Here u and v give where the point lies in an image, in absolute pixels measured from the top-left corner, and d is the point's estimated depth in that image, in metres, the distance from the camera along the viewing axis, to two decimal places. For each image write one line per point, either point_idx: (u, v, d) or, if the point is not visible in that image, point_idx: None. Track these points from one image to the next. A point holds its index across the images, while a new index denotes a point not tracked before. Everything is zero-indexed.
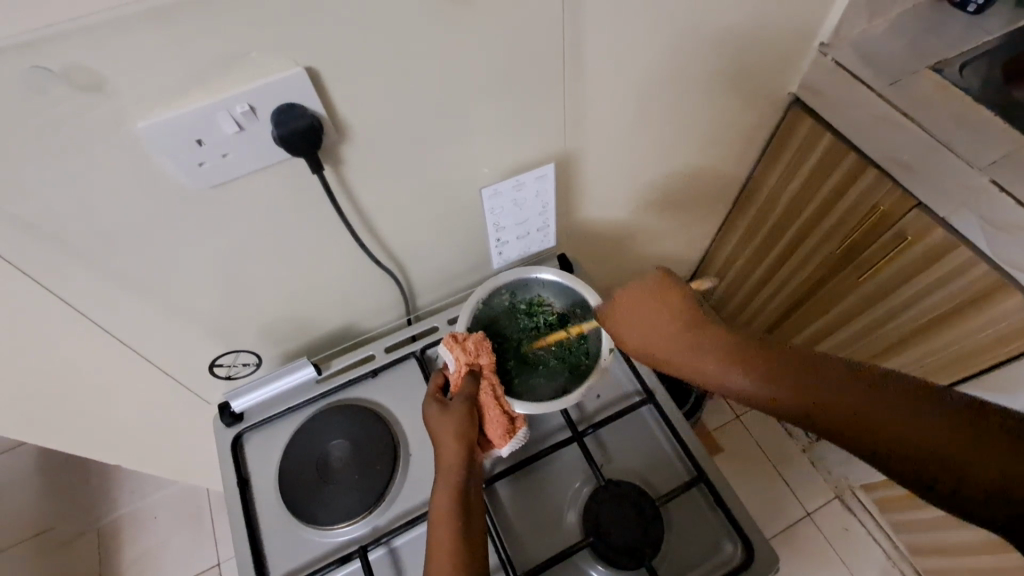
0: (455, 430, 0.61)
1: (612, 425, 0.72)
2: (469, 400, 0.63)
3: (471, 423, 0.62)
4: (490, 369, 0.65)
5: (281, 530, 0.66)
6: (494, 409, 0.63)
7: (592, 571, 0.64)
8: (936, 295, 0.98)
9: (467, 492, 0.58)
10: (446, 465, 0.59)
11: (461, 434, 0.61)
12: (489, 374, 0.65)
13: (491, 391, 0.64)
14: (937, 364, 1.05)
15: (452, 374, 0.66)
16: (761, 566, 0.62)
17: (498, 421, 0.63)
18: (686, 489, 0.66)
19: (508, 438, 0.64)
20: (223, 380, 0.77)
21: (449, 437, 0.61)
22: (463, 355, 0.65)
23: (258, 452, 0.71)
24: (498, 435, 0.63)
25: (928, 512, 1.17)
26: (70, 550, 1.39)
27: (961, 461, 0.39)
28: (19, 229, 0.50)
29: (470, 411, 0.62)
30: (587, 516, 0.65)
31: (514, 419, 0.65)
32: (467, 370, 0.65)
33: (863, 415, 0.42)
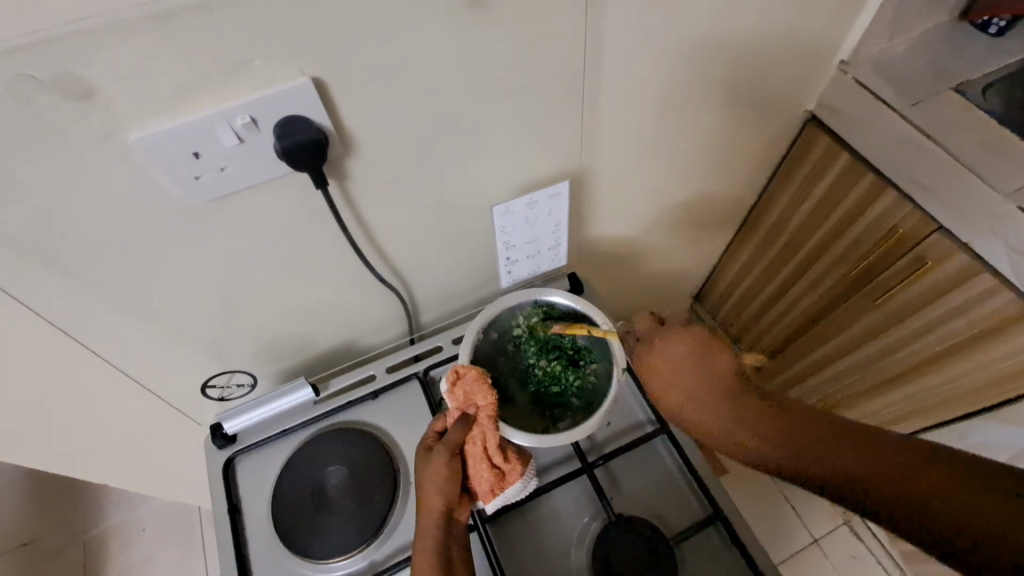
0: (437, 485, 0.57)
1: (623, 457, 0.69)
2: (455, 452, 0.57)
3: (453, 478, 0.57)
4: (484, 418, 0.58)
5: (273, 562, 0.62)
6: (482, 464, 0.57)
7: None
8: (956, 321, 0.95)
9: (448, 558, 0.55)
10: (425, 524, 0.56)
11: (442, 492, 0.56)
12: (482, 423, 0.59)
13: (480, 444, 0.58)
14: (955, 393, 1.02)
15: (446, 417, 0.61)
16: None
17: (484, 477, 0.58)
18: (702, 528, 0.62)
19: (494, 496, 0.59)
20: (216, 401, 0.74)
21: (430, 493, 0.57)
22: (454, 398, 0.59)
23: (251, 477, 0.68)
24: (483, 493, 0.58)
25: None
26: (54, 564, 1.35)
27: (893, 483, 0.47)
28: (1, 244, 0.47)
29: (454, 466, 0.57)
30: (597, 555, 0.61)
31: (504, 473, 0.59)
32: (460, 416, 0.59)
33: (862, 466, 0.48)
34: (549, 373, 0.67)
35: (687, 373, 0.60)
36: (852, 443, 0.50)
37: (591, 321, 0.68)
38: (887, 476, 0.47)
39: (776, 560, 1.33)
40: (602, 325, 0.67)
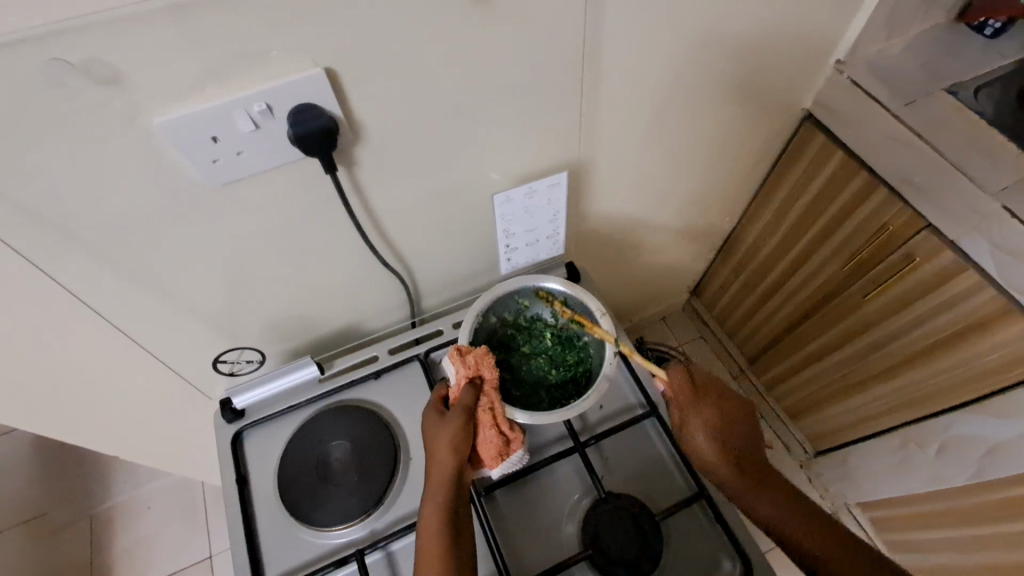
0: (446, 448, 0.59)
1: (614, 438, 0.72)
2: (464, 416, 0.60)
3: (463, 441, 0.60)
4: (491, 385, 0.62)
5: (279, 530, 0.65)
6: (488, 430, 0.61)
7: None
8: (942, 317, 0.98)
9: (455, 520, 0.57)
10: (433, 485, 0.58)
11: (452, 454, 0.59)
12: (489, 390, 0.62)
13: (488, 410, 0.61)
14: (937, 388, 1.05)
15: (452, 387, 0.64)
16: None
17: (492, 443, 0.61)
18: (687, 505, 0.65)
19: (500, 461, 0.62)
20: (226, 376, 0.77)
21: (440, 456, 0.59)
22: (462, 368, 0.62)
23: (258, 450, 0.71)
24: (491, 460, 0.61)
25: (927, 533, 1.20)
26: (61, 538, 1.38)
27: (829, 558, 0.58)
28: (28, 218, 0.50)
29: (464, 431, 0.60)
30: (586, 528, 0.64)
31: (509, 440, 0.62)
32: (467, 385, 0.62)
33: (792, 524, 0.59)
34: (561, 375, 0.70)
35: (731, 432, 0.63)
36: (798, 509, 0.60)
37: (584, 307, 0.70)
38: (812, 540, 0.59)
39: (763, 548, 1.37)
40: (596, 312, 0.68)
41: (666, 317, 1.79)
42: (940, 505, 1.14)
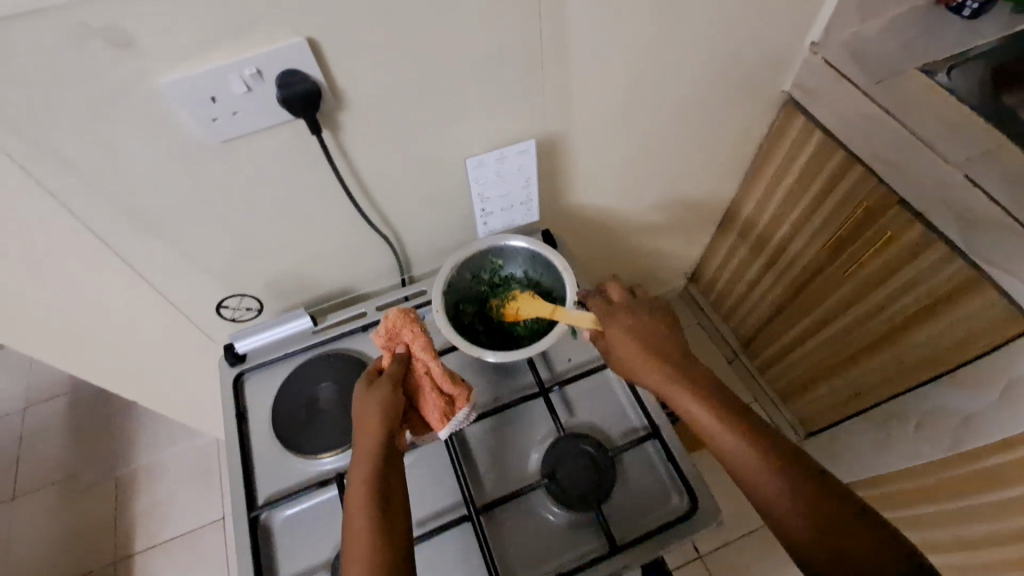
0: (378, 412, 0.63)
1: (577, 386, 0.78)
2: (394, 383, 0.65)
3: (395, 405, 0.64)
4: (423, 350, 0.67)
5: (271, 458, 0.73)
6: (427, 392, 0.66)
7: (545, 511, 0.69)
8: (916, 292, 1.00)
9: (386, 483, 0.60)
10: (363, 450, 0.62)
11: (385, 416, 0.63)
12: (421, 357, 0.68)
13: (422, 376, 0.67)
14: (914, 363, 1.07)
15: (383, 360, 0.69)
16: (702, 517, 0.66)
17: (433, 404, 0.66)
18: (637, 443, 0.71)
19: (445, 422, 0.67)
20: (229, 323, 0.85)
21: (370, 422, 0.62)
22: (386, 342, 0.69)
23: (257, 390, 0.78)
24: (435, 420, 0.67)
25: (896, 512, 1.22)
26: (88, 496, 1.50)
27: (806, 516, 0.53)
28: (59, 165, 0.58)
29: (395, 396, 0.64)
30: (545, 462, 0.71)
31: (450, 402, 0.67)
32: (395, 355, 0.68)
33: (756, 472, 0.56)
34: (531, 328, 0.76)
35: (649, 339, 0.66)
36: (766, 456, 0.56)
37: (550, 263, 0.76)
38: (785, 493, 0.54)
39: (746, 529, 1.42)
40: (561, 268, 0.74)
41: (665, 303, 1.83)
42: (915, 485, 1.15)
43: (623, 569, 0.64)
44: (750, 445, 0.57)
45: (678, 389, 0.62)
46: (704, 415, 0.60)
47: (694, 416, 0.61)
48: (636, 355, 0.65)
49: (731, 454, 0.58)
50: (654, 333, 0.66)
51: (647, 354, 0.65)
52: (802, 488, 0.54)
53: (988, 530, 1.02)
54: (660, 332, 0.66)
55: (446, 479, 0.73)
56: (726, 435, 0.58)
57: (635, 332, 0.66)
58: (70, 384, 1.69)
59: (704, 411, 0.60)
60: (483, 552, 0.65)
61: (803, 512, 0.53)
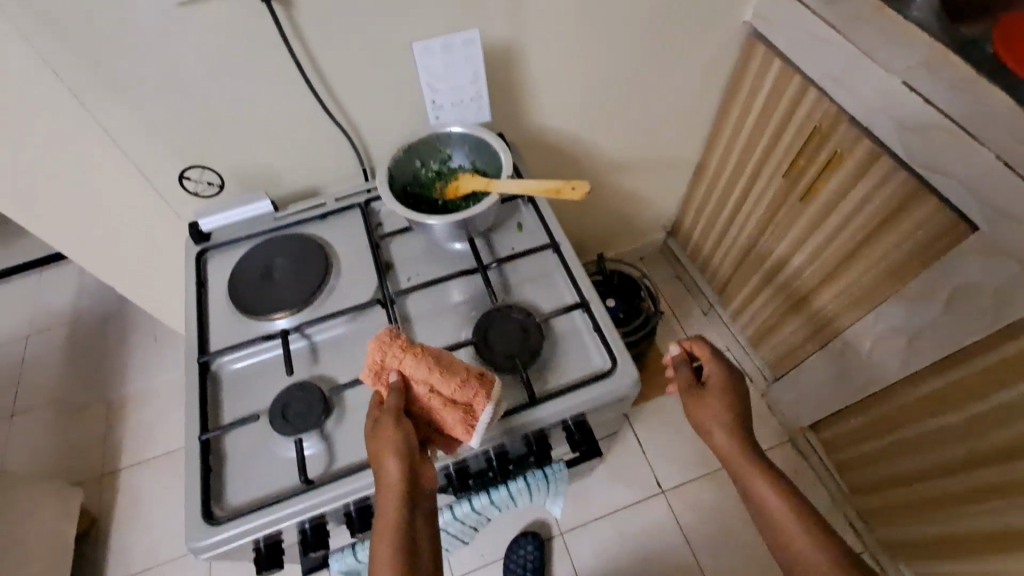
0: (389, 446, 0.60)
1: (515, 266, 0.84)
2: (398, 413, 0.62)
3: (408, 435, 0.61)
4: (420, 367, 0.63)
5: (225, 320, 0.79)
6: (440, 413, 0.63)
7: (473, 370, 0.75)
8: (867, 209, 1.04)
9: (411, 519, 0.58)
10: (386, 484, 0.59)
11: (397, 450, 0.60)
12: (421, 379, 0.64)
13: (430, 398, 0.63)
14: (868, 286, 1.10)
15: (381, 392, 0.65)
16: (620, 372, 0.72)
17: (452, 421, 0.63)
18: (566, 312, 0.77)
19: (472, 432, 0.63)
20: (191, 196, 0.89)
21: (387, 460, 0.60)
22: (376, 377, 0.65)
23: (218, 265, 0.84)
24: (461, 434, 0.63)
25: (866, 444, 1.30)
26: (83, 416, 1.57)
27: (781, 520, 0.63)
28: (35, 18, 0.65)
29: (403, 427, 0.61)
30: (478, 327, 0.75)
31: (471, 412, 0.63)
32: (394, 384, 0.64)
33: (756, 485, 0.66)
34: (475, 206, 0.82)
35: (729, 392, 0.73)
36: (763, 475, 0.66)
37: (490, 146, 0.81)
38: (772, 505, 0.64)
39: None
40: (499, 149, 0.79)
41: (645, 258, 1.87)
42: (883, 413, 1.20)
43: (543, 418, 0.70)
44: (757, 464, 0.67)
45: (717, 386, 0.73)
46: (727, 426, 0.71)
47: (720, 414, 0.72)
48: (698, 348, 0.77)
49: (739, 463, 0.69)
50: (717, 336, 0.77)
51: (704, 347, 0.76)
52: (791, 505, 0.64)
53: (948, 443, 1.06)
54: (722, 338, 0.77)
55: None
56: (737, 452, 0.69)
57: (703, 331, 0.78)
58: (68, 316, 1.77)
59: (731, 418, 0.71)
60: None
61: (781, 520, 0.63)
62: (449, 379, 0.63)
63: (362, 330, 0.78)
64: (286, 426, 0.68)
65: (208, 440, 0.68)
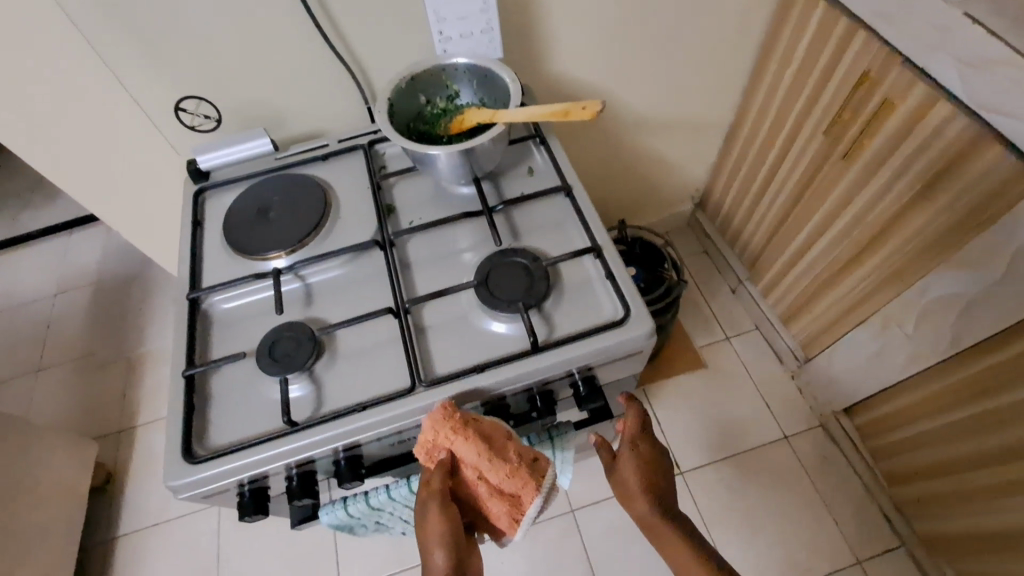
0: (436, 535, 0.57)
1: (523, 210, 0.78)
2: (445, 501, 0.58)
3: (455, 527, 0.58)
4: (473, 453, 0.59)
5: (220, 259, 0.75)
6: (494, 501, 0.61)
7: (473, 314, 0.69)
8: (919, 164, 0.94)
9: None
10: (430, 572, 0.57)
11: (444, 541, 0.57)
12: (471, 462, 0.60)
13: (484, 485, 0.61)
14: (918, 251, 1.00)
15: (427, 468, 0.61)
16: (633, 320, 0.66)
17: (503, 512, 0.61)
18: (576, 255, 0.71)
19: (517, 527, 0.61)
20: (190, 132, 0.86)
21: (434, 550, 0.57)
22: (425, 452, 0.61)
23: (215, 205, 0.81)
24: (506, 524, 0.61)
25: (907, 430, 1.20)
26: (103, 371, 1.60)
27: None
28: None
29: (450, 519, 0.58)
30: (480, 269, 0.70)
31: (521, 508, 0.61)
32: (441, 465, 0.60)
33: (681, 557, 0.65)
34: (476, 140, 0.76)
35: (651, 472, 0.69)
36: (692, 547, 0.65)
37: (498, 78, 0.75)
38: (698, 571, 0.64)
39: (732, 452, 1.44)
40: (508, 82, 0.73)
41: (671, 231, 1.77)
42: (926, 392, 1.10)
43: (543, 367, 0.64)
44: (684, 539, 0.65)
45: (644, 506, 0.68)
46: (655, 514, 0.67)
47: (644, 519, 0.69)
48: (625, 487, 0.70)
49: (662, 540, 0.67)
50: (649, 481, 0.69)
51: (628, 494, 0.69)
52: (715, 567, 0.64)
53: (1002, 425, 0.96)
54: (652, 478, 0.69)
55: (378, 284, 0.73)
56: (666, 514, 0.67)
57: (633, 471, 0.69)
58: (92, 276, 1.80)
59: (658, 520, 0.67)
60: (406, 345, 0.66)
61: None
62: (501, 467, 0.60)
63: (360, 273, 0.74)
64: (274, 365, 0.64)
65: (191, 376, 0.64)
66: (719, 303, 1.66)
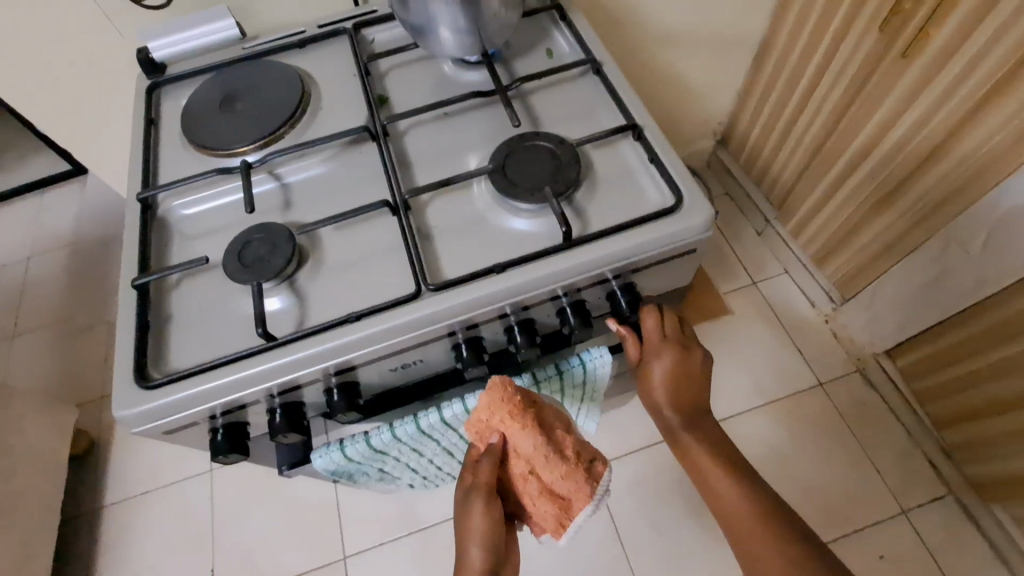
0: (474, 523, 0.54)
1: (544, 94, 0.65)
2: (488, 491, 0.54)
3: (493, 519, 0.55)
4: (528, 447, 0.51)
5: (179, 161, 0.62)
6: (542, 501, 0.54)
7: (488, 208, 0.57)
8: (1001, 47, 0.80)
9: None
10: (465, 556, 0.55)
11: (480, 532, 0.54)
12: (523, 455, 0.53)
13: (532, 482, 0.54)
14: (993, 154, 0.87)
15: (477, 449, 0.55)
16: (685, 206, 0.53)
17: (548, 515, 0.54)
18: (611, 135, 0.58)
19: (564, 534, 0.54)
20: (138, 19, 0.72)
21: (472, 538, 0.55)
22: (476, 434, 0.54)
23: (172, 102, 0.67)
24: (552, 528, 0.54)
25: (960, 368, 1.08)
26: (83, 335, 1.48)
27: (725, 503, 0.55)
28: None
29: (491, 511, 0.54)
30: (494, 156, 0.57)
31: (571, 514, 0.54)
32: (491, 452, 0.54)
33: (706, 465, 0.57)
34: None
35: (683, 385, 0.58)
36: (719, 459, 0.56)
37: None
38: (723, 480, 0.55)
39: (763, 401, 1.33)
40: None
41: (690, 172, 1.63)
42: (990, 321, 0.98)
43: (578, 265, 0.52)
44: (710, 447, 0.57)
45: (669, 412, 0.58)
46: (682, 419, 0.58)
47: (670, 423, 0.59)
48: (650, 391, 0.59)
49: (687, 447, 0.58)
50: (678, 386, 0.58)
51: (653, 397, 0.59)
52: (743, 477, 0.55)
53: None
54: (683, 383, 0.58)
55: (371, 181, 0.60)
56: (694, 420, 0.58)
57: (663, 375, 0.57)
58: (67, 236, 1.67)
59: (685, 427, 0.58)
60: (407, 244, 0.53)
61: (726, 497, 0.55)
62: (558, 467, 0.52)
63: (347, 170, 0.61)
64: (243, 272, 0.52)
65: (143, 288, 0.52)
66: (744, 246, 1.53)
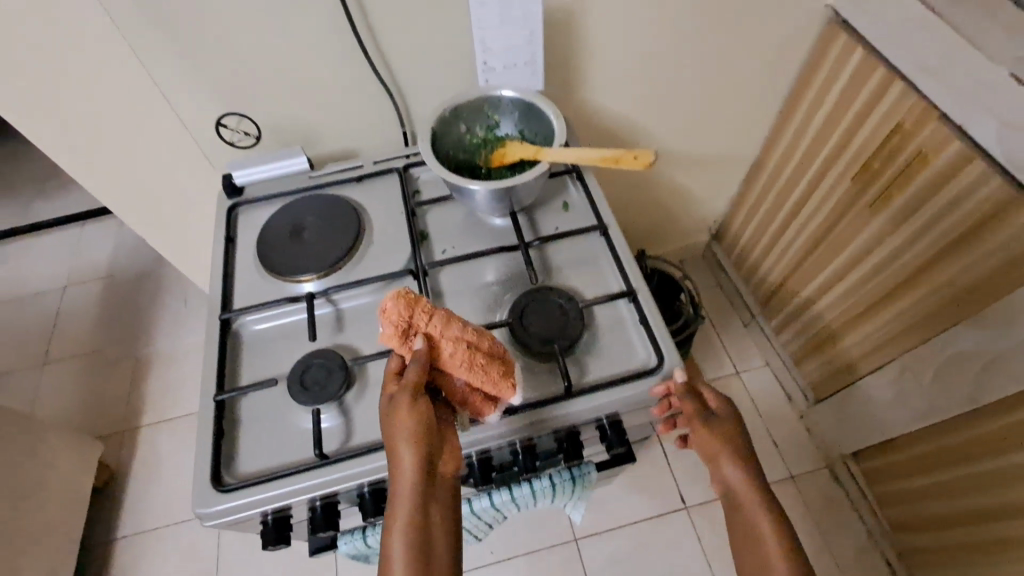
0: (409, 431, 0.53)
1: (560, 247, 0.78)
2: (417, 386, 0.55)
3: (429, 421, 0.54)
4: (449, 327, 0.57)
5: (251, 279, 0.75)
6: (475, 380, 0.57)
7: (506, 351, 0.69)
8: (948, 219, 0.93)
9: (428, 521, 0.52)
10: (400, 477, 0.53)
11: (416, 437, 0.53)
12: (445, 339, 0.57)
13: (463, 361, 0.57)
14: (943, 304, 1.00)
15: (400, 359, 0.58)
16: (667, 372, 0.65)
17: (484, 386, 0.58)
18: (611, 298, 0.70)
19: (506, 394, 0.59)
20: (226, 145, 0.86)
21: (403, 447, 0.53)
22: (396, 338, 0.57)
23: (248, 222, 0.81)
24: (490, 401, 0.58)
25: (916, 481, 1.19)
26: (111, 368, 1.59)
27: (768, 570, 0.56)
28: None
29: (423, 407, 0.55)
30: (515, 307, 0.70)
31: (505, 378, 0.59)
32: (414, 348, 0.57)
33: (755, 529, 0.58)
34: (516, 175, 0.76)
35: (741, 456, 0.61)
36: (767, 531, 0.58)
37: (541, 113, 0.75)
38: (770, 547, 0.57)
39: None
40: (551, 117, 0.74)
41: (686, 262, 1.77)
42: (939, 444, 1.10)
43: (575, 412, 0.63)
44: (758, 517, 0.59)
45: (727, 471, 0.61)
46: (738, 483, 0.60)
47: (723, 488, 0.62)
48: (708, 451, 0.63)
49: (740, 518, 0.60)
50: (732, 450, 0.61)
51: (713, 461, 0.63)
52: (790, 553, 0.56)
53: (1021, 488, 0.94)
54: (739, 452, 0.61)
55: None
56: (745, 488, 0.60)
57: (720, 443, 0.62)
58: (104, 270, 1.79)
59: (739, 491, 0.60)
60: None
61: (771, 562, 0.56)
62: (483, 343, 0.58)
63: None
64: (304, 394, 0.63)
65: (222, 401, 0.64)
66: (731, 337, 1.65)
